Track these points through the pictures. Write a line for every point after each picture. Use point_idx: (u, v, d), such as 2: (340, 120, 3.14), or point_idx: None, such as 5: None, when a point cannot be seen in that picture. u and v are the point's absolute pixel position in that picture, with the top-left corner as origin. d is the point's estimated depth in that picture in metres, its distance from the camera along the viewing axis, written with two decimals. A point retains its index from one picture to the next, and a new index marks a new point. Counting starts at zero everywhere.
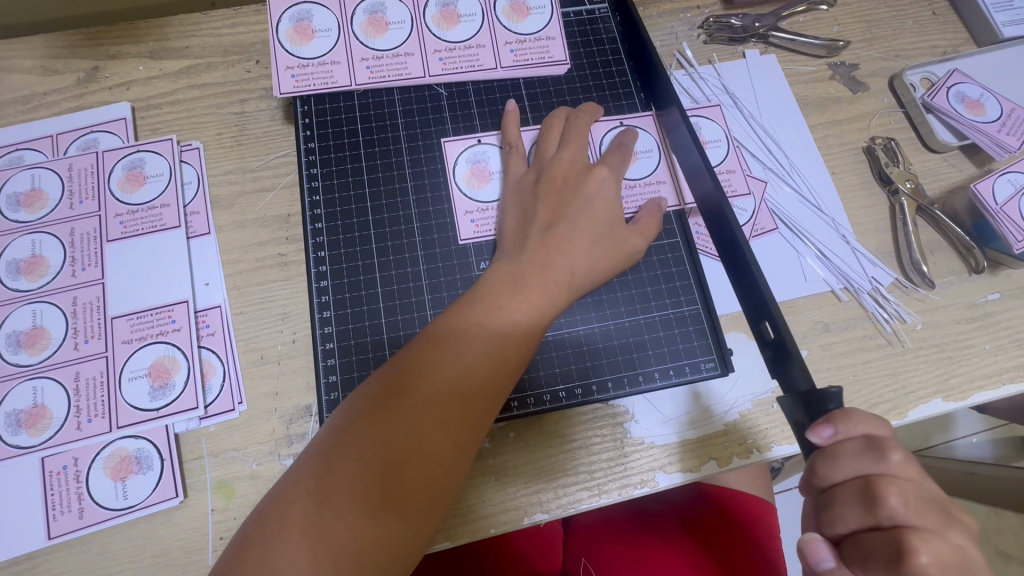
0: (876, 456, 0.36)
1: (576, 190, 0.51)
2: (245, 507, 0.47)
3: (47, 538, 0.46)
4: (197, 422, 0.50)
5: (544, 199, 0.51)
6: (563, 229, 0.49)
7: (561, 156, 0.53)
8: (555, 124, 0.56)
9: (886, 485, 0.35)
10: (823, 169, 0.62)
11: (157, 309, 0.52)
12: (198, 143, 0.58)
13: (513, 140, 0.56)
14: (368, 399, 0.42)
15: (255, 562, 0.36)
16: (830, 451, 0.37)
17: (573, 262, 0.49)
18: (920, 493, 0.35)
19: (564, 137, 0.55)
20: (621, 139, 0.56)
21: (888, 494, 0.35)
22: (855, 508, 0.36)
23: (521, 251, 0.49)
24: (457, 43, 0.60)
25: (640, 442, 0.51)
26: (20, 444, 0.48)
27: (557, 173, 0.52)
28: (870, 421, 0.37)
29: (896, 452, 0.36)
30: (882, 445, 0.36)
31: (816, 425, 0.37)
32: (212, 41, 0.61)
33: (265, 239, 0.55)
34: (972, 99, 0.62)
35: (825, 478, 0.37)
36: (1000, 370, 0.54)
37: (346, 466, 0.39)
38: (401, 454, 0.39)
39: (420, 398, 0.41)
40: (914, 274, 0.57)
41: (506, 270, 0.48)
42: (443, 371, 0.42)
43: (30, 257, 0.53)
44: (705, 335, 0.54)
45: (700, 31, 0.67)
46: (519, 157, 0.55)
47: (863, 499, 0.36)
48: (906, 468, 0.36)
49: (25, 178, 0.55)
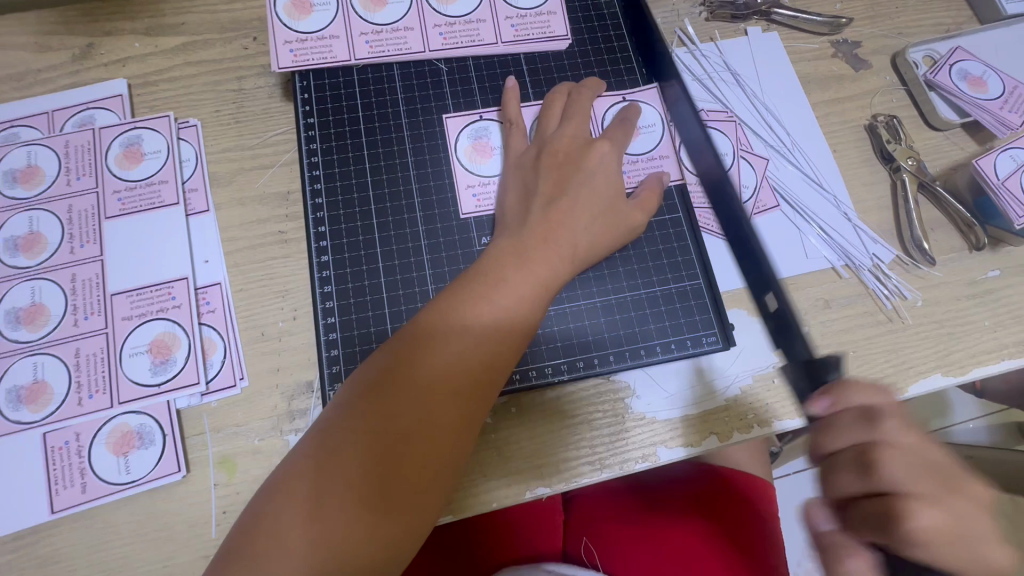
0: (874, 426, 0.37)
1: (578, 164, 0.51)
2: (248, 482, 0.48)
3: (51, 512, 0.46)
4: (199, 398, 0.50)
5: (545, 173, 0.51)
6: (565, 203, 0.49)
7: (563, 130, 0.53)
8: (557, 99, 0.56)
9: (890, 454, 0.36)
10: (825, 146, 0.62)
11: (157, 285, 0.52)
12: (196, 120, 0.57)
13: (513, 115, 0.56)
14: (375, 374, 0.42)
15: (265, 536, 0.37)
16: (828, 422, 0.38)
17: (576, 236, 0.49)
18: (916, 459, 0.37)
19: (567, 112, 0.55)
20: (625, 113, 0.56)
21: (891, 464, 0.36)
22: (853, 476, 0.37)
23: (523, 225, 0.49)
24: (457, 18, 0.59)
25: (641, 417, 0.51)
26: (21, 420, 0.48)
27: (559, 148, 0.52)
28: (868, 390, 0.38)
29: (892, 420, 0.37)
30: (878, 414, 0.37)
31: (813, 398, 0.38)
32: (209, 17, 0.60)
33: (265, 216, 0.55)
34: (975, 76, 0.62)
35: (823, 448, 0.38)
36: (999, 346, 0.55)
37: (353, 441, 0.39)
38: (408, 429, 0.40)
39: (426, 374, 0.41)
40: (915, 250, 0.57)
41: (509, 244, 0.48)
42: (449, 347, 0.42)
43: (28, 234, 0.53)
44: (707, 310, 0.54)
45: (701, 8, 0.66)
46: (519, 133, 0.55)
47: (861, 467, 0.36)
48: (904, 436, 0.37)
49: (22, 155, 0.55)
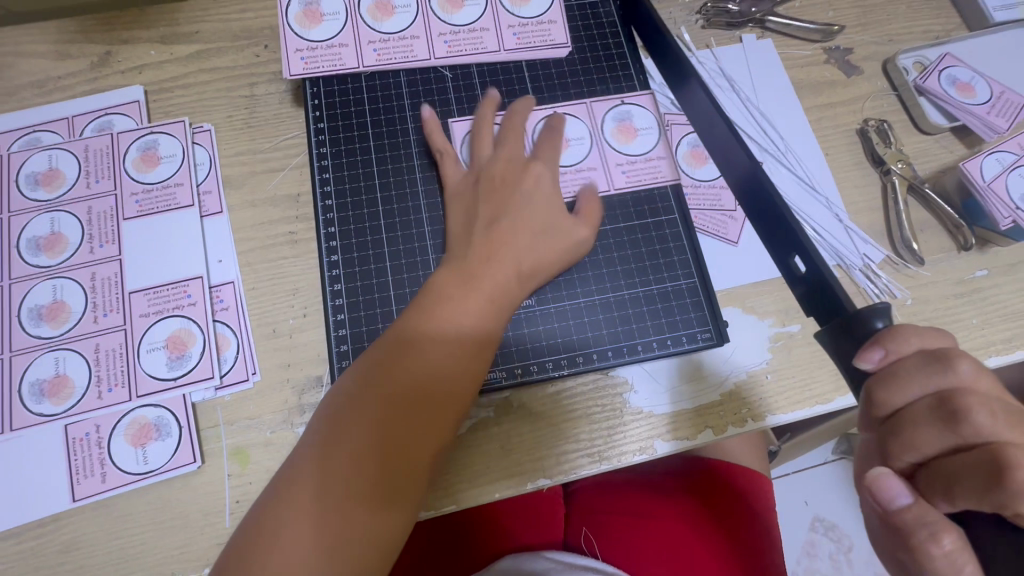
0: (941, 369, 0.35)
1: (515, 187, 0.53)
2: (260, 473, 0.50)
3: (73, 501, 0.48)
4: (213, 392, 0.52)
5: (483, 200, 0.53)
6: (506, 223, 0.51)
7: (497, 155, 0.55)
8: (483, 121, 0.57)
9: (966, 398, 0.34)
10: (818, 150, 0.64)
11: (173, 284, 0.54)
12: (210, 125, 0.60)
13: (440, 145, 0.57)
14: (363, 375, 0.45)
15: (270, 537, 0.39)
16: (888, 374, 0.36)
17: (519, 254, 0.51)
18: (1003, 405, 0.34)
19: (499, 136, 0.57)
20: (551, 127, 0.58)
21: (970, 408, 0.33)
22: (932, 429, 0.34)
23: (467, 247, 0.51)
24: (461, 26, 0.61)
25: (639, 411, 0.53)
26: (44, 412, 0.50)
27: (495, 173, 0.54)
28: (922, 334, 0.37)
29: (964, 362, 0.35)
30: (947, 357, 0.35)
31: (864, 351, 0.37)
32: (222, 26, 0.63)
33: (276, 217, 0.57)
34: (963, 81, 0.64)
35: (887, 405, 0.36)
36: (987, 344, 0.56)
37: (347, 438, 0.42)
38: (396, 422, 0.43)
39: (413, 371, 0.44)
40: (904, 250, 0.59)
41: (455, 266, 0.50)
42: (431, 345, 0.45)
43: (50, 234, 0.55)
44: (702, 307, 0.56)
45: (697, 16, 0.68)
46: (451, 162, 0.56)
47: (941, 418, 0.34)
48: (979, 380, 0.35)
49: (43, 159, 0.57)
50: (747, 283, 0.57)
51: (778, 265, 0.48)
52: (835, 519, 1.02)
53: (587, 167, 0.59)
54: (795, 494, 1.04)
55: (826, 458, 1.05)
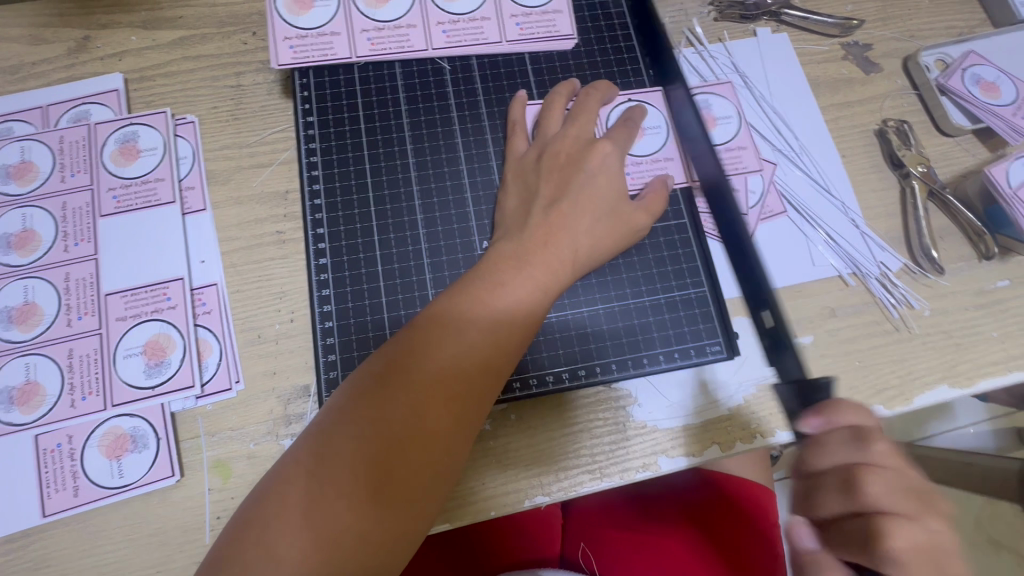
0: (857, 444, 0.36)
1: (579, 165, 0.50)
2: (243, 487, 0.47)
3: (42, 516, 0.45)
4: (194, 401, 0.49)
5: (546, 175, 0.50)
6: (566, 204, 0.48)
7: (566, 132, 0.52)
8: (558, 101, 0.54)
9: (869, 473, 0.35)
10: (834, 151, 0.61)
11: (151, 286, 0.51)
12: (193, 117, 0.56)
13: (518, 116, 0.55)
14: (370, 378, 0.41)
15: (256, 540, 0.36)
16: (815, 439, 0.37)
17: (577, 240, 0.47)
18: (901, 484, 0.35)
19: (571, 114, 0.54)
20: (629, 114, 0.55)
21: (869, 482, 0.35)
22: (836, 494, 0.36)
23: (524, 228, 0.48)
24: (461, 15, 0.58)
25: (643, 426, 0.50)
26: (13, 421, 0.47)
27: (560, 150, 0.51)
28: (859, 411, 0.38)
29: (879, 442, 0.36)
30: (866, 435, 0.36)
31: (805, 416, 0.38)
32: (208, 11, 0.59)
33: (262, 216, 0.54)
34: (987, 81, 0.60)
35: (807, 466, 0.38)
36: (1008, 358, 0.54)
37: (348, 444, 0.38)
38: (403, 433, 0.39)
39: (422, 376, 0.40)
40: (923, 259, 0.56)
41: (508, 247, 0.47)
42: (444, 350, 0.41)
43: (21, 232, 0.52)
44: (712, 318, 0.53)
45: (710, 7, 0.65)
46: (520, 134, 0.54)
47: (844, 486, 0.35)
48: (890, 459, 0.36)
49: (15, 150, 0.54)
50: None
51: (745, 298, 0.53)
52: None
53: (663, 158, 0.56)
54: None
55: None
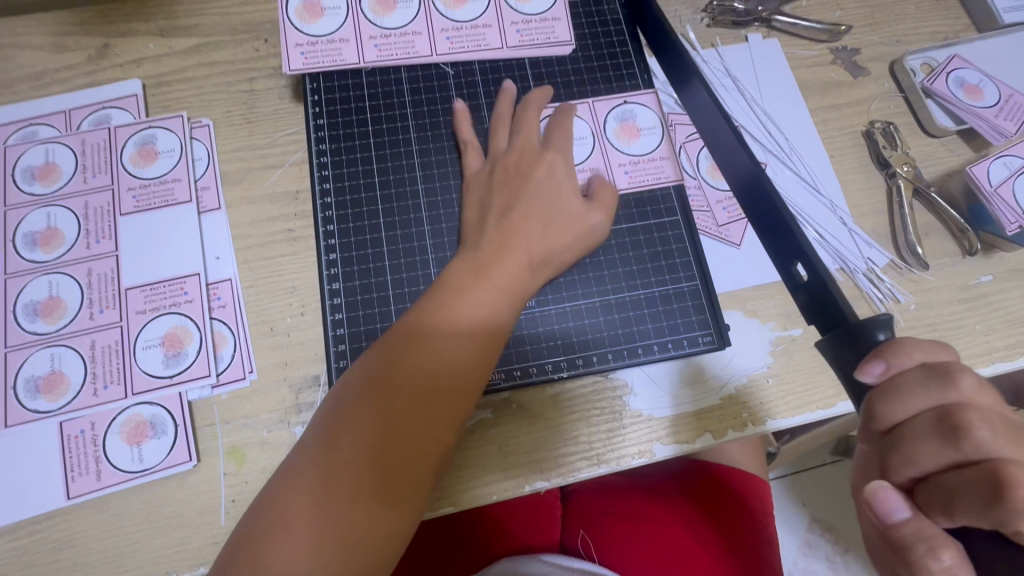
0: (943, 383, 0.35)
1: (528, 178, 0.53)
2: (256, 472, 0.49)
3: (67, 498, 0.48)
4: (209, 390, 0.51)
5: (496, 191, 0.53)
6: (517, 214, 0.51)
7: (512, 147, 0.55)
8: (501, 120, 0.57)
9: (968, 414, 0.33)
10: (822, 151, 0.63)
11: (169, 281, 0.53)
12: (208, 120, 0.59)
13: (466, 136, 0.57)
14: (365, 377, 0.43)
15: (266, 533, 0.38)
16: (891, 389, 0.36)
17: (530, 245, 0.50)
18: (1003, 422, 0.34)
19: (519, 124, 0.57)
20: (558, 117, 0.57)
21: (972, 424, 0.33)
22: (931, 444, 0.34)
23: (480, 239, 0.50)
24: (463, 23, 0.61)
25: (639, 414, 0.52)
26: (39, 409, 0.50)
27: (508, 165, 0.54)
28: (926, 349, 0.36)
29: (963, 376, 0.35)
30: (949, 372, 0.35)
31: (865, 363, 0.36)
32: (222, 20, 0.62)
33: (275, 214, 0.56)
34: (971, 84, 0.63)
35: (886, 418, 0.36)
36: (991, 350, 0.56)
37: (350, 440, 0.41)
38: (400, 427, 0.41)
39: (415, 374, 0.43)
40: (909, 255, 0.58)
41: (467, 256, 0.49)
42: (435, 348, 0.44)
43: (46, 229, 0.54)
44: (705, 310, 0.55)
45: (703, 14, 0.67)
46: (472, 149, 0.57)
47: (941, 432, 0.34)
48: (979, 394, 0.35)
49: (39, 152, 0.57)
50: (750, 286, 0.57)
51: (780, 273, 0.47)
52: (834, 520, 1.01)
53: (658, 157, 0.59)
54: (794, 495, 1.04)
55: (826, 459, 1.04)
